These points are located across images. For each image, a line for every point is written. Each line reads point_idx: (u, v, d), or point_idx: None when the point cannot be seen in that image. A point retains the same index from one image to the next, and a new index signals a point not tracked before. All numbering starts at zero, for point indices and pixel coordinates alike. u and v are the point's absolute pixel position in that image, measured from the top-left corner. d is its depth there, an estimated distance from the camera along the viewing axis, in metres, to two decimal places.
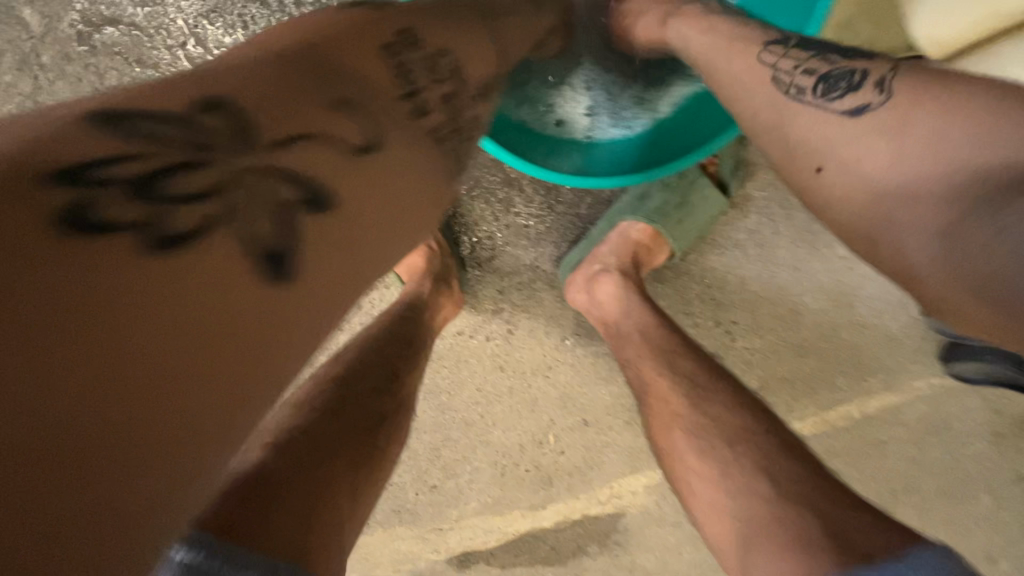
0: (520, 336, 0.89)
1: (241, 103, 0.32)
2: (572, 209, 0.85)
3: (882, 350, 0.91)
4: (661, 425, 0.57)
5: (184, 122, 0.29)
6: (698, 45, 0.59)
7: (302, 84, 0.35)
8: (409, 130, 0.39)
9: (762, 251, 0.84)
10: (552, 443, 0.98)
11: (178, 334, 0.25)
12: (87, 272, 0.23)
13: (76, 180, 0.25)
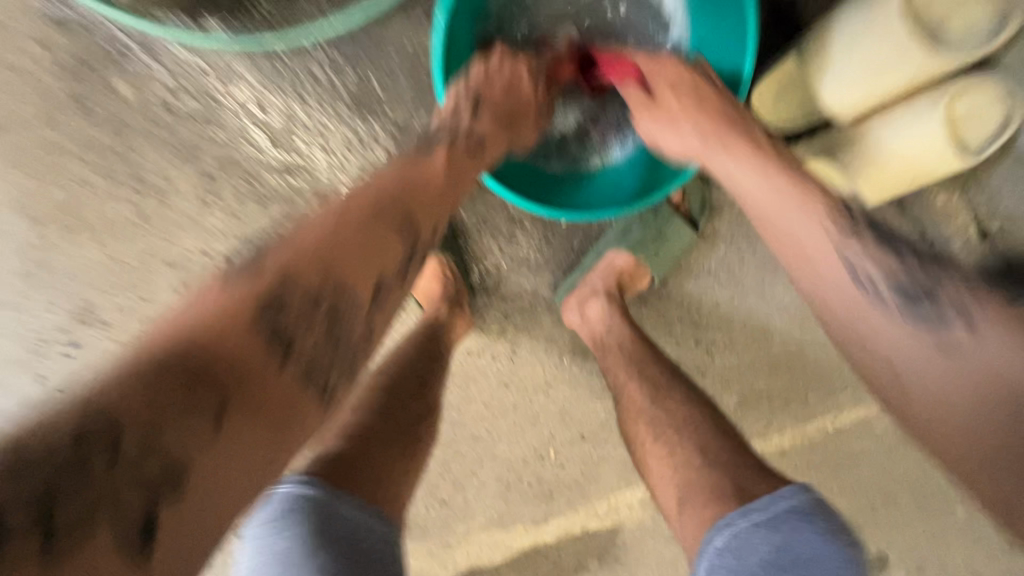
0: (522, 356, 1.00)
1: (217, 306, 0.41)
2: (566, 241, 0.95)
3: (846, 368, 1.04)
4: (629, 419, 0.70)
5: (168, 340, 0.38)
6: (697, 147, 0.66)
7: (266, 272, 0.44)
8: (364, 262, 0.47)
9: (734, 278, 0.94)
10: (553, 457, 1.07)
11: (159, 502, 0.33)
12: (88, 477, 0.32)
13: (73, 418, 0.33)
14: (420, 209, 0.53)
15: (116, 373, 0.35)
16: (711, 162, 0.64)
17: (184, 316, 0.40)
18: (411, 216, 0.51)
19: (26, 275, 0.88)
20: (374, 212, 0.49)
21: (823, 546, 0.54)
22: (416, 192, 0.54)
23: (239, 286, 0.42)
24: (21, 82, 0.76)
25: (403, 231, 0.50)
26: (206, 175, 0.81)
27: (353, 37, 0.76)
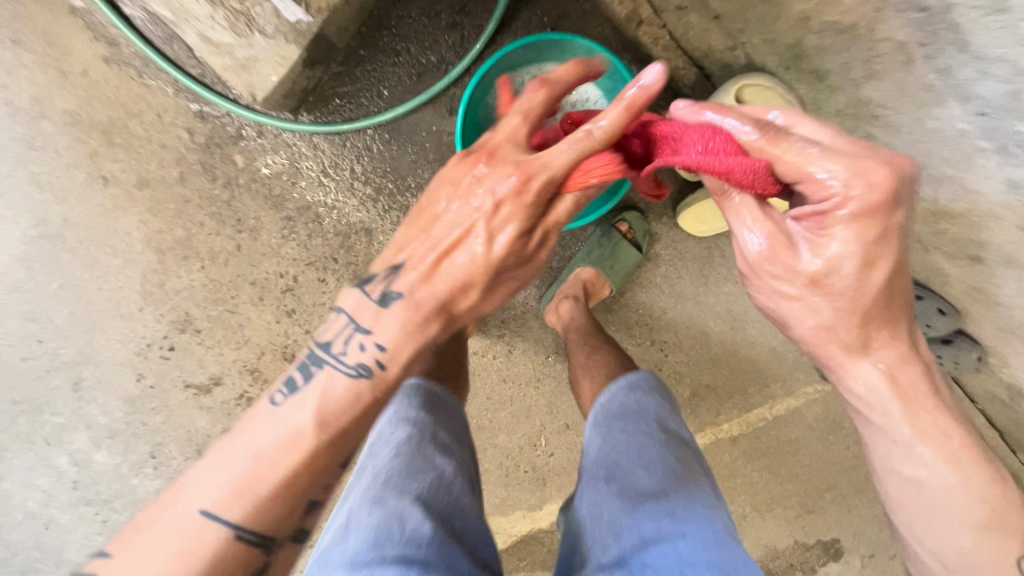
0: (517, 355, 1.28)
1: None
2: (546, 263, 1.26)
3: (775, 363, 1.30)
4: (583, 375, 0.95)
5: None
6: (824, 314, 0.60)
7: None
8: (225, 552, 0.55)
9: (675, 289, 1.24)
10: (544, 445, 1.31)
11: None
12: None
13: None
14: (266, 506, 0.56)
15: None
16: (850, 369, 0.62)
17: None
18: (252, 515, 0.56)
19: (145, 293, 1.18)
20: (207, 518, 0.55)
21: (645, 402, 0.68)
22: (265, 483, 0.56)
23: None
24: (165, 153, 1.10)
25: (239, 536, 0.55)
26: (288, 217, 1.14)
27: (396, 122, 1.10)
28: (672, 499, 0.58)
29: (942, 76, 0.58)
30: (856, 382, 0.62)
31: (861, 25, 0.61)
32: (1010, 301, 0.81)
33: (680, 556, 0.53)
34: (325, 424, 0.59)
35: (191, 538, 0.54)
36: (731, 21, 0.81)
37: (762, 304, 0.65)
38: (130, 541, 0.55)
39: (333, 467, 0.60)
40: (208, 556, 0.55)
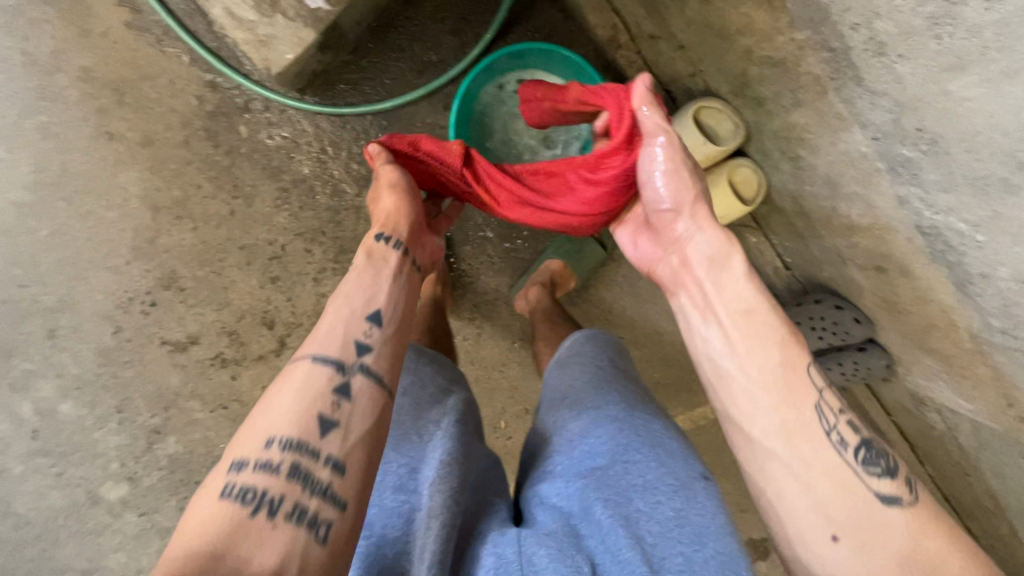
0: (485, 337, 1.31)
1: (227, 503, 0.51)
2: (520, 255, 1.31)
3: None
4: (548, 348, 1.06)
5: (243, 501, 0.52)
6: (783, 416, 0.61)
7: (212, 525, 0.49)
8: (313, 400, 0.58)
9: (632, 288, 1.32)
10: (503, 428, 1.32)
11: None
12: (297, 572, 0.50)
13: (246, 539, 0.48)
14: (328, 348, 0.62)
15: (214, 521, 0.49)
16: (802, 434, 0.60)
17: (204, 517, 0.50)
18: (322, 351, 0.62)
19: (134, 247, 1.21)
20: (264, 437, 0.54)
21: (587, 345, 0.83)
22: (315, 345, 0.63)
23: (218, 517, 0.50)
24: (173, 117, 1.19)
25: (317, 363, 0.61)
26: (283, 188, 1.21)
27: (395, 112, 1.21)
28: (613, 409, 0.71)
29: (847, 106, 0.80)
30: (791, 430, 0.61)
31: (789, 60, 0.83)
32: (909, 309, 0.94)
33: (615, 449, 0.66)
34: (342, 296, 0.69)
35: (271, 425, 0.55)
36: (693, 51, 0.99)
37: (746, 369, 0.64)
38: (226, 457, 0.54)
39: (362, 321, 0.67)
40: (304, 399, 0.57)
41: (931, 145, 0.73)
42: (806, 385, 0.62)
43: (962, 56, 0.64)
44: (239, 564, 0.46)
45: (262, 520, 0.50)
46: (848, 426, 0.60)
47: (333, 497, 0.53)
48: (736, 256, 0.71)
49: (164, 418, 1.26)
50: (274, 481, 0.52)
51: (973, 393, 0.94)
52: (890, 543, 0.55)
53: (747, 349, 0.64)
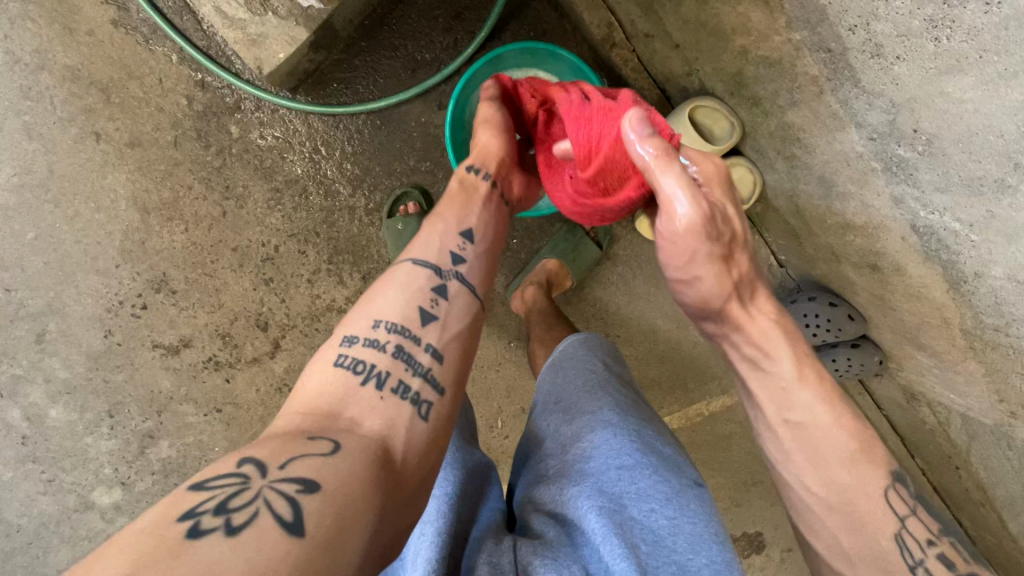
0: (481, 337, 1.30)
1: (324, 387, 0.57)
2: (516, 255, 1.30)
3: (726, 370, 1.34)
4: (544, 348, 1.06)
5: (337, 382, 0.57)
6: (858, 544, 0.61)
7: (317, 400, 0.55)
8: (419, 293, 0.65)
9: (627, 287, 1.32)
10: (500, 427, 1.32)
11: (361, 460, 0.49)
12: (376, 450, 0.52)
13: (334, 414, 0.53)
14: (428, 255, 0.70)
15: (318, 393, 0.56)
16: (887, 571, 0.60)
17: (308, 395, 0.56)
18: (423, 256, 0.69)
19: (124, 250, 1.19)
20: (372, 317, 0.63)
21: (580, 349, 0.83)
22: (417, 249, 0.70)
23: (318, 400, 0.55)
24: (162, 117, 1.17)
25: (418, 266, 0.68)
26: (276, 188, 1.20)
27: (388, 111, 1.20)
28: (607, 414, 0.71)
29: (843, 106, 0.80)
30: (870, 560, 0.61)
31: (786, 60, 0.83)
32: (903, 306, 0.95)
33: (608, 456, 0.66)
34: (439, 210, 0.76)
35: (378, 312, 0.63)
36: (688, 50, 0.99)
37: (812, 488, 0.64)
38: (337, 334, 0.62)
39: (456, 236, 0.73)
40: (408, 294, 0.65)
41: (927, 145, 0.74)
42: (883, 510, 0.61)
43: (960, 57, 0.65)
44: (356, 423, 0.54)
45: (371, 389, 0.57)
46: (935, 556, 0.60)
47: (432, 380, 0.61)
48: (784, 357, 0.67)
49: (157, 422, 1.24)
50: (382, 358, 0.59)
51: (964, 387, 0.95)
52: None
53: (816, 477, 0.63)
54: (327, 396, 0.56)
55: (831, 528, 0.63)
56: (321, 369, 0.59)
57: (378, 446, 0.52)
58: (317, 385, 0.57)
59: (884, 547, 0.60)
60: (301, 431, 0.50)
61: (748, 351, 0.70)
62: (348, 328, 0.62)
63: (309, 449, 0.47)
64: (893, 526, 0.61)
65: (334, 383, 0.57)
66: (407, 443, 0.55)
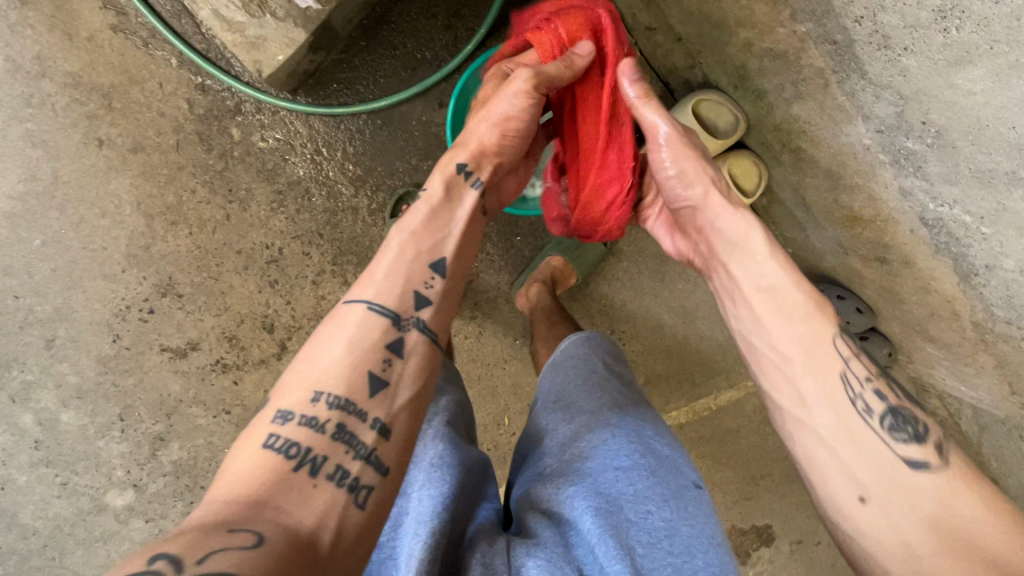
0: (487, 335, 1.30)
1: (255, 465, 0.51)
2: (520, 252, 1.30)
3: (733, 364, 1.33)
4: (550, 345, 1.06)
5: (271, 460, 0.51)
6: (810, 377, 0.64)
7: (247, 480, 0.49)
8: (375, 353, 0.59)
9: (632, 282, 1.31)
10: (507, 425, 1.32)
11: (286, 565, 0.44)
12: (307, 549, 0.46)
13: (262, 501, 0.48)
14: (385, 298, 0.62)
15: (248, 473, 0.50)
16: (831, 396, 0.63)
17: (239, 472, 0.50)
18: (380, 300, 0.62)
19: (130, 255, 1.20)
20: (313, 384, 0.56)
21: (581, 346, 0.83)
22: (372, 289, 0.63)
23: (248, 479, 0.50)
24: (163, 121, 1.17)
25: (371, 312, 0.61)
26: (278, 190, 1.20)
27: (389, 110, 1.19)
28: (605, 414, 0.71)
29: (850, 99, 0.80)
30: (819, 389, 0.64)
31: (790, 52, 0.83)
32: (913, 298, 0.93)
33: (604, 455, 0.66)
34: (410, 233, 0.67)
35: (317, 379, 0.56)
36: (691, 42, 0.97)
37: (765, 326, 0.68)
38: (269, 409, 0.55)
39: (425, 269, 0.66)
40: (353, 355, 0.58)
41: (937, 138, 0.75)
42: (834, 348, 0.65)
43: (969, 48, 0.67)
44: (280, 515, 0.47)
45: (304, 476, 0.51)
46: (878, 397, 0.63)
47: (375, 462, 0.54)
48: (755, 235, 0.74)
49: (167, 425, 1.25)
50: (318, 439, 0.53)
51: (974, 380, 0.94)
52: (914, 505, 0.57)
53: (770, 321, 0.68)
54: (257, 478, 0.50)
55: (785, 367, 0.66)
56: (253, 448, 0.52)
57: (304, 545, 0.46)
58: (247, 465, 0.51)
59: (831, 378, 0.64)
60: (219, 521, 0.44)
61: (727, 231, 0.76)
62: (285, 396, 0.56)
63: (229, 542, 0.42)
64: (841, 362, 0.65)
65: (266, 464, 0.51)
66: (339, 538, 0.49)
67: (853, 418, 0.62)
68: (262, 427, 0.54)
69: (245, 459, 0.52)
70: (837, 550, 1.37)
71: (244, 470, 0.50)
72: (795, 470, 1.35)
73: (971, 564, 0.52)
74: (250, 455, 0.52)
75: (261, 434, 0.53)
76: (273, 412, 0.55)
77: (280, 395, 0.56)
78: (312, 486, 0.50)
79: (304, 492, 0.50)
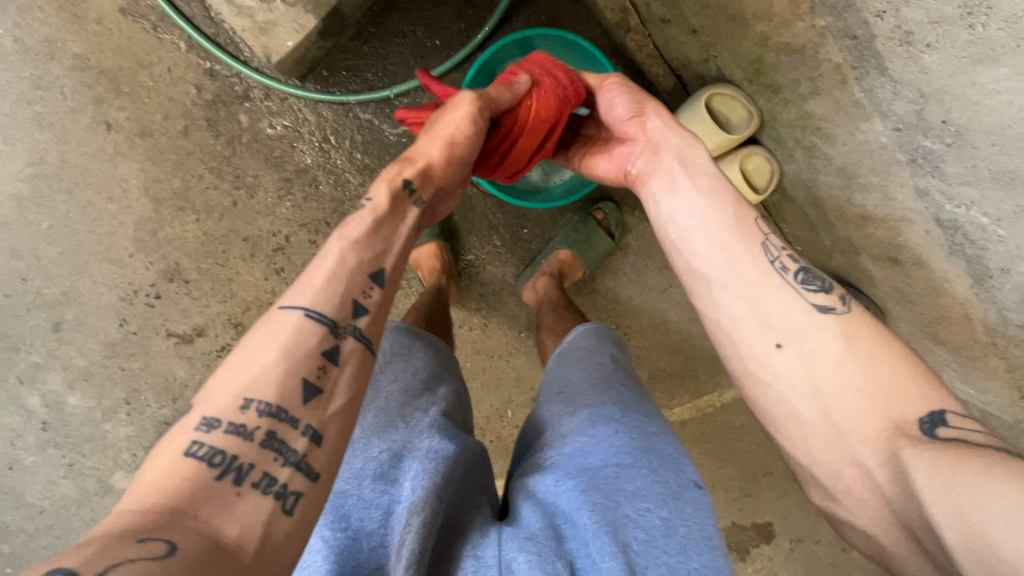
0: (492, 327, 1.30)
1: (169, 474, 0.49)
2: (526, 244, 1.29)
3: None
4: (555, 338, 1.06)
5: (188, 469, 0.49)
6: (730, 250, 0.67)
7: (163, 488, 0.47)
8: (306, 360, 0.57)
9: (638, 278, 1.30)
10: (510, 417, 1.32)
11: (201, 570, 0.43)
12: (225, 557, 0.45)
13: (179, 508, 0.46)
14: (324, 306, 0.60)
15: (165, 480, 0.48)
16: (746, 248, 0.67)
17: (153, 479, 0.48)
18: (318, 307, 0.60)
19: (137, 240, 1.20)
20: (240, 394, 0.53)
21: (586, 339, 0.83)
22: (309, 296, 0.60)
23: (162, 486, 0.48)
24: (171, 106, 1.16)
25: (309, 318, 0.59)
26: (286, 178, 1.19)
27: (398, 99, 1.18)
28: (610, 409, 0.71)
29: (868, 96, 0.79)
30: (737, 253, 0.67)
31: (808, 47, 0.82)
32: (924, 300, 0.92)
33: (607, 451, 0.66)
34: (350, 243, 0.66)
35: (248, 386, 0.54)
36: (706, 36, 0.96)
37: (687, 215, 0.71)
38: (193, 414, 0.53)
39: (364, 277, 0.64)
40: (287, 361, 0.56)
41: (956, 136, 0.73)
42: (753, 224, 0.69)
43: (994, 46, 0.64)
44: (202, 523, 0.46)
45: (228, 484, 0.49)
46: (791, 259, 0.66)
47: (305, 469, 0.53)
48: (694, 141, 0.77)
49: (173, 409, 1.26)
50: (246, 447, 0.51)
51: (985, 383, 0.93)
52: (822, 350, 0.58)
53: (704, 207, 0.71)
54: (173, 487, 0.48)
55: (710, 249, 0.68)
56: (170, 455, 0.50)
57: (222, 554, 0.45)
58: (163, 473, 0.49)
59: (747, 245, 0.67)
60: (133, 528, 0.43)
61: (668, 135, 0.78)
62: (210, 403, 0.53)
63: (139, 551, 0.41)
64: (758, 233, 0.68)
65: (183, 473, 0.49)
66: (265, 546, 0.48)
67: (761, 274, 0.65)
68: (180, 435, 0.52)
69: (159, 467, 0.49)
70: (839, 550, 1.37)
71: (158, 479, 0.48)
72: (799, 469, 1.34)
73: (876, 405, 0.54)
74: (164, 464, 0.49)
75: (176, 442, 0.51)
76: (191, 420, 0.53)
77: (200, 406, 0.54)
78: (231, 493, 0.49)
79: (226, 499, 0.48)
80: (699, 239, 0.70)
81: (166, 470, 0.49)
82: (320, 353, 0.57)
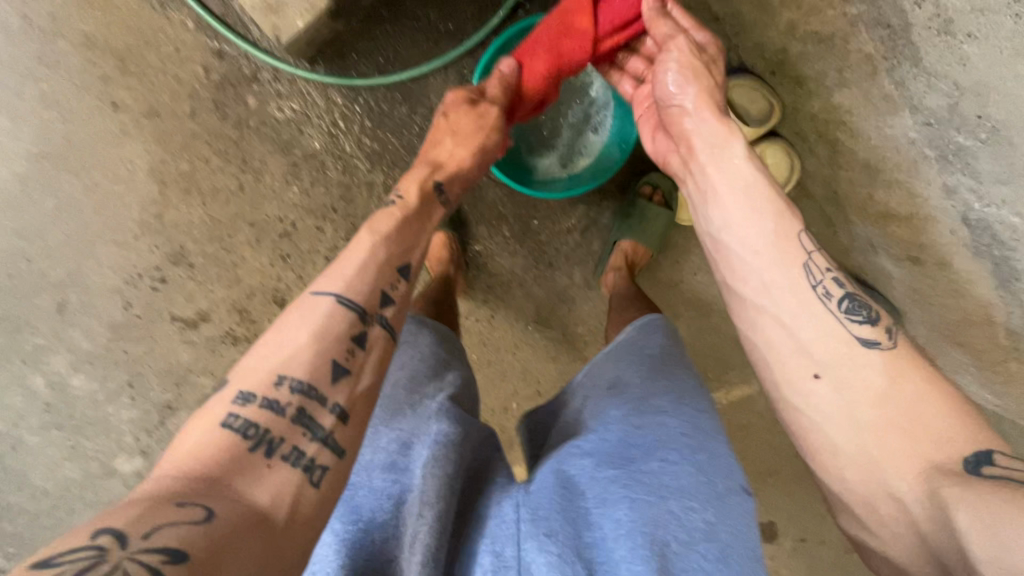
0: (499, 319, 1.29)
1: (206, 445, 0.49)
2: (536, 235, 1.26)
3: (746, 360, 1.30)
4: None
5: (222, 440, 0.49)
6: (769, 266, 0.63)
7: (200, 457, 0.48)
8: (339, 343, 0.56)
9: (649, 271, 1.28)
10: (514, 410, 1.31)
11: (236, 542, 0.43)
12: (259, 529, 0.45)
13: (213, 478, 0.46)
14: (356, 293, 0.60)
15: (202, 450, 0.48)
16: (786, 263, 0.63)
17: (191, 449, 0.49)
18: (350, 295, 0.59)
19: (142, 223, 1.19)
20: (275, 371, 0.53)
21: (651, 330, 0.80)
22: (341, 282, 0.60)
23: (199, 456, 0.48)
24: (178, 87, 1.14)
25: (341, 305, 0.58)
26: (293, 162, 1.17)
27: (409, 84, 1.16)
28: (659, 404, 0.69)
29: (898, 88, 0.77)
30: (777, 267, 0.63)
31: (838, 37, 0.79)
32: (944, 301, 0.90)
33: (645, 448, 0.65)
34: (382, 237, 0.67)
35: (283, 365, 0.53)
36: (728, 24, 0.93)
37: (720, 223, 0.68)
38: (229, 389, 0.53)
39: (393, 270, 0.65)
40: (320, 345, 0.55)
41: (992, 133, 0.71)
42: (798, 239, 0.64)
43: None
44: (238, 492, 0.46)
45: (261, 456, 0.49)
46: (836, 283, 0.62)
47: (333, 445, 0.52)
48: (731, 139, 0.72)
49: (175, 394, 1.25)
50: (277, 423, 0.51)
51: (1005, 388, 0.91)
52: (865, 381, 0.56)
53: (742, 218, 0.66)
54: (207, 458, 0.48)
55: (747, 260, 0.65)
56: (206, 426, 0.50)
57: (257, 524, 0.44)
58: (201, 443, 0.49)
59: (789, 267, 0.63)
60: (172, 494, 0.43)
61: (704, 133, 0.74)
62: (245, 378, 0.53)
63: (177, 518, 0.41)
64: (802, 253, 0.64)
65: (218, 444, 0.48)
66: (296, 516, 0.47)
67: (805, 298, 0.61)
68: (218, 406, 0.52)
69: (198, 437, 0.50)
70: (842, 551, 1.35)
71: (196, 449, 0.49)
72: (805, 470, 1.33)
73: (915, 443, 0.53)
74: (202, 434, 0.50)
75: (213, 412, 0.51)
76: (229, 392, 0.53)
77: (236, 382, 0.53)
78: (264, 466, 0.48)
79: (259, 471, 0.48)
80: (733, 245, 0.67)
81: (203, 441, 0.49)
82: (351, 339, 0.57)
